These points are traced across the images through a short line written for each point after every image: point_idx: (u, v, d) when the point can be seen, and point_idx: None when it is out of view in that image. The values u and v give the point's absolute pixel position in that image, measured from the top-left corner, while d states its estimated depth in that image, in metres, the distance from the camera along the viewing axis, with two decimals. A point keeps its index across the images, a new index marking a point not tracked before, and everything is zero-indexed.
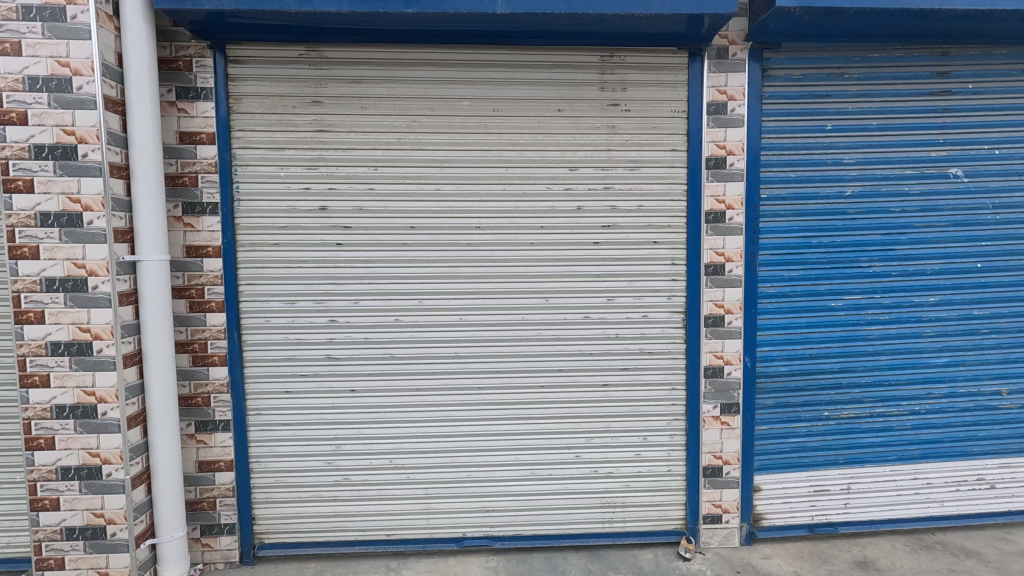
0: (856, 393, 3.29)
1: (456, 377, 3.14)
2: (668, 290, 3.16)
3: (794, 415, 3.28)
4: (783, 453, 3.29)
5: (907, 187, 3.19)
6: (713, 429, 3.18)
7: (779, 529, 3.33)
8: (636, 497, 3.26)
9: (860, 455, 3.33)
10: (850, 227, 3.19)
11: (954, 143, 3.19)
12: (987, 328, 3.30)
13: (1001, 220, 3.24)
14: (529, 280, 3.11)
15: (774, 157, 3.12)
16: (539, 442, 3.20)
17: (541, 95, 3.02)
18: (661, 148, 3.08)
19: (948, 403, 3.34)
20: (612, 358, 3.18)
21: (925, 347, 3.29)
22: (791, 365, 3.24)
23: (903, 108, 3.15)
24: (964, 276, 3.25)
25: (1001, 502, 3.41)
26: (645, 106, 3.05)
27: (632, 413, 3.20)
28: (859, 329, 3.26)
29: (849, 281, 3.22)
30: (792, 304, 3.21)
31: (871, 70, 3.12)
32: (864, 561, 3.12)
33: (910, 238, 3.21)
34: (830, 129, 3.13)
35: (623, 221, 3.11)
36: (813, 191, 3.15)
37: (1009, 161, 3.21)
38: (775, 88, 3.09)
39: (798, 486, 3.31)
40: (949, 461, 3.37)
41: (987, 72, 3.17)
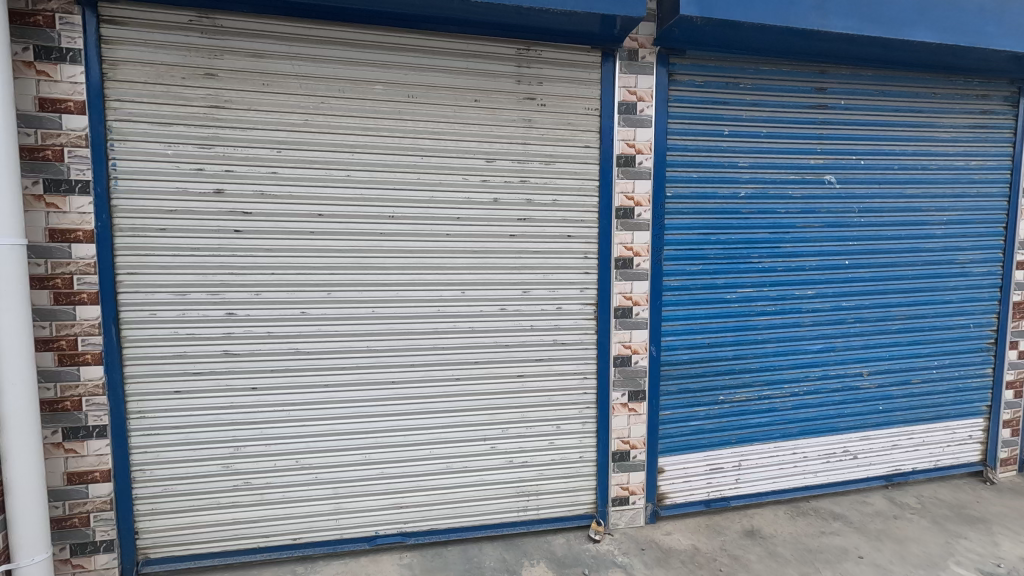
0: (747, 377, 3.60)
1: (368, 371, 3.03)
2: (581, 283, 3.25)
3: (694, 399, 3.52)
4: (684, 435, 3.53)
5: (791, 190, 3.52)
6: (622, 416, 3.34)
7: (679, 507, 3.57)
8: (549, 484, 3.34)
9: (749, 434, 3.65)
10: (743, 226, 3.47)
11: (830, 153, 3.56)
12: (853, 317, 3.74)
13: (865, 222, 3.67)
14: (445, 272, 3.07)
15: (678, 157, 3.31)
16: (454, 435, 3.17)
17: (457, 84, 2.97)
18: (575, 144, 3.15)
19: (821, 384, 3.74)
20: (527, 349, 3.22)
21: (803, 335, 3.66)
22: (692, 353, 3.48)
23: (789, 118, 3.46)
24: (836, 272, 3.66)
25: (862, 470, 3.89)
26: (561, 102, 3.11)
27: (546, 403, 3.28)
28: (750, 319, 3.56)
29: (742, 275, 3.50)
30: (693, 296, 3.44)
31: (762, 81, 3.39)
32: (751, 530, 3.44)
33: (793, 236, 3.55)
34: (727, 134, 3.37)
35: (538, 214, 3.15)
36: (712, 191, 3.39)
37: (873, 170, 3.65)
38: (680, 92, 3.27)
39: (697, 466, 3.57)
40: (822, 436, 3.78)
41: (857, 90, 3.56)
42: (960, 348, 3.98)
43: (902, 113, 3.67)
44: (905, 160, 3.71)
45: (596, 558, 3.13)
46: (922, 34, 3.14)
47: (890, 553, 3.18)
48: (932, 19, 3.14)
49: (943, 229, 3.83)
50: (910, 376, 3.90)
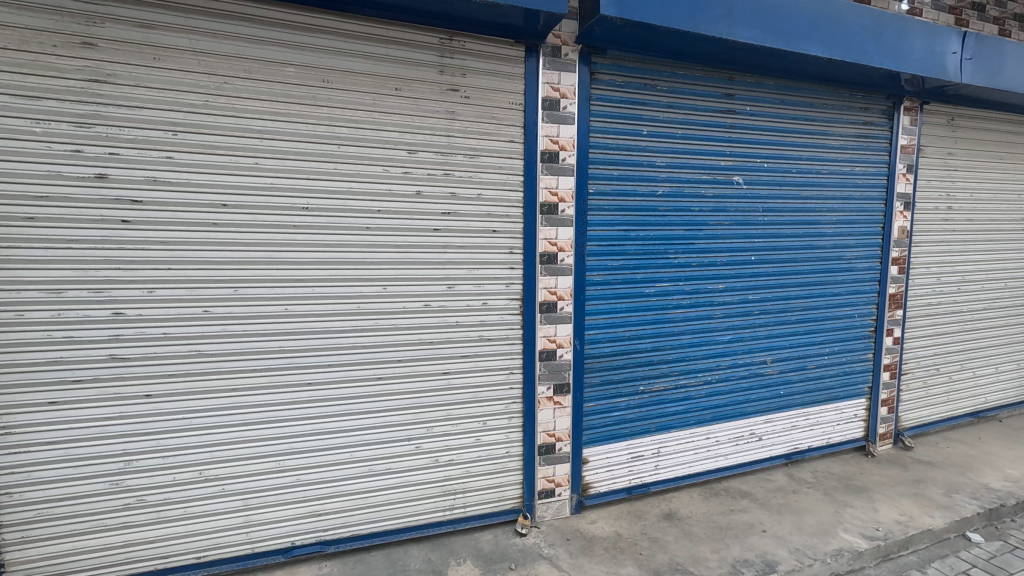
0: (665, 367, 3.77)
1: (282, 373, 2.84)
2: (506, 278, 3.24)
3: (616, 390, 3.64)
4: (607, 426, 3.63)
5: (703, 190, 3.72)
6: (547, 409, 3.38)
7: (603, 495, 3.67)
8: (476, 481, 3.31)
9: (667, 422, 3.82)
10: (661, 223, 3.62)
11: (737, 156, 3.80)
12: (758, 309, 4.02)
13: (768, 220, 3.96)
14: (365, 267, 2.94)
15: (600, 155, 3.39)
16: (376, 436, 3.06)
17: (376, 71, 2.85)
18: (499, 138, 3.13)
19: (731, 372, 4.00)
20: (452, 346, 3.17)
21: (715, 326, 3.90)
22: (614, 346, 3.58)
23: (701, 121, 3.65)
24: (743, 267, 3.92)
25: (766, 450, 4.21)
26: (484, 95, 3.07)
27: (472, 400, 3.24)
28: (668, 312, 3.73)
29: (659, 270, 3.65)
30: (614, 290, 3.54)
31: (678, 84, 3.55)
32: (669, 513, 3.61)
33: (705, 234, 3.76)
34: (645, 134, 3.49)
35: (463, 208, 3.10)
36: (631, 189, 3.50)
37: (775, 173, 3.94)
38: (601, 91, 3.35)
39: (619, 455, 3.69)
40: (732, 420, 4.04)
41: (760, 97, 3.83)
42: (847, 336, 4.41)
43: (799, 121, 3.99)
44: (802, 164, 4.04)
45: (522, 552, 3.14)
46: (815, 48, 3.42)
47: (789, 525, 3.46)
48: (823, 35, 3.44)
49: (833, 228, 4.22)
50: (806, 362, 4.26)
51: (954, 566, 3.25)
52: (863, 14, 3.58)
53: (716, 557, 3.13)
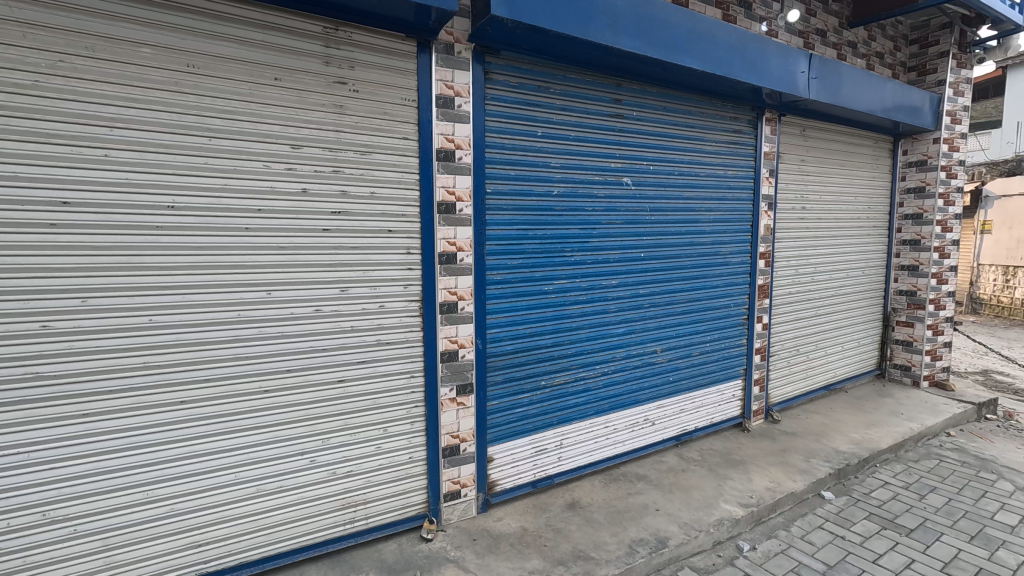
0: (565, 362, 3.90)
1: (147, 393, 2.52)
2: (404, 279, 3.15)
3: (518, 387, 3.69)
4: (511, 423, 3.68)
5: (596, 190, 3.88)
6: (450, 411, 3.34)
7: (508, 492, 3.72)
8: (378, 491, 3.19)
9: (568, 414, 3.96)
10: (557, 222, 3.72)
11: (626, 158, 4.02)
12: (648, 302, 4.30)
13: (655, 219, 4.24)
14: (246, 270, 2.71)
15: (496, 155, 3.41)
16: (265, 453, 2.83)
17: (252, 58, 2.62)
18: (393, 135, 3.03)
19: (626, 362, 4.23)
20: (347, 352, 3.02)
21: (610, 320, 4.10)
22: (516, 343, 3.64)
23: (592, 124, 3.81)
24: (634, 263, 4.16)
25: (659, 433, 4.52)
26: (375, 90, 2.95)
27: (371, 407, 3.11)
28: (566, 309, 3.85)
29: (557, 268, 3.76)
30: (514, 288, 3.59)
31: (569, 88, 3.67)
32: (572, 502, 3.74)
33: (599, 232, 3.94)
34: (540, 135, 3.57)
35: (355, 207, 2.96)
36: (528, 189, 3.57)
37: (660, 174, 4.22)
38: (496, 91, 3.37)
39: (523, 450, 3.75)
40: (628, 408, 4.29)
41: (645, 103, 4.07)
42: (725, 324, 4.85)
43: (679, 127, 4.30)
44: (683, 166, 4.36)
45: (428, 558, 3.08)
46: (689, 60, 3.71)
47: (679, 502, 3.74)
48: (697, 49, 3.74)
49: (711, 226, 4.62)
50: (691, 350, 4.63)
51: (812, 523, 3.72)
52: (730, 32, 3.94)
53: (615, 540, 3.30)
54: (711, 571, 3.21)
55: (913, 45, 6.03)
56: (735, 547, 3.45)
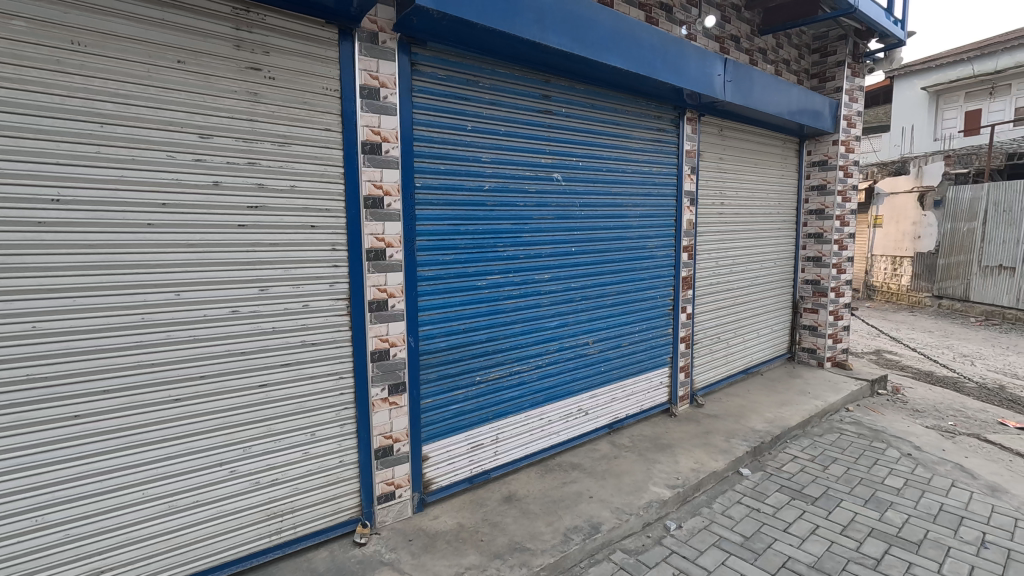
0: (499, 356, 3.91)
1: (34, 408, 2.27)
2: (330, 277, 3.03)
3: (453, 384, 3.66)
4: (446, 420, 3.65)
5: (527, 186, 3.91)
6: (382, 411, 3.25)
7: (444, 489, 3.69)
8: (306, 498, 3.06)
9: (504, 408, 3.98)
10: (489, 217, 3.72)
11: (556, 154, 4.07)
12: (580, 295, 4.40)
13: (585, 214, 4.34)
14: (151, 270, 2.49)
15: (425, 149, 3.35)
16: (179, 466, 2.63)
17: (150, 37, 2.40)
18: (314, 125, 2.88)
19: (559, 354, 4.32)
20: (269, 354, 2.86)
21: (543, 314, 4.16)
22: (449, 340, 3.60)
23: (522, 119, 3.83)
24: (565, 258, 4.24)
25: (592, 422, 4.65)
26: (292, 77, 2.79)
27: (296, 411, 2.97)
28: (499, 303, 3.86)
29: (489, 263, 3.76)
30: (447, 284, 3.55)
31: (499, 82, 3.66)
32: (508, 495, 3.77)
33: (530, 227, 3.97)
34: (470, 129, 3.54)
35: (273, 202, 2.80)
36: (459, 183, 3.53)
37: (589, 170, 4.32)
38: (423, 83, 3.30)
39: (459, 447, 3.74)
40: (562, 399, 4.38)
41: (573, 100, 4.15)
42: (652, 315, 5.06)
43: (606, 124, 4.42)
44: (610, 163, 4.49)
45: (362, 562, 2.99)
46: (614, 59, 3.82)
47: (610, 488, 3.87)
48: (621, 48, 3.86)
49: (638, 221, 4.80)
50: (621, 341, 4.80)
51: (731, 499, 3.98)
52: (653, 33, 4.09)
53: (550, 529, 3.37)
54: (640, 552, 3.36)
55: (815, 54, 6.54)
56: (663, 527, 3.62)
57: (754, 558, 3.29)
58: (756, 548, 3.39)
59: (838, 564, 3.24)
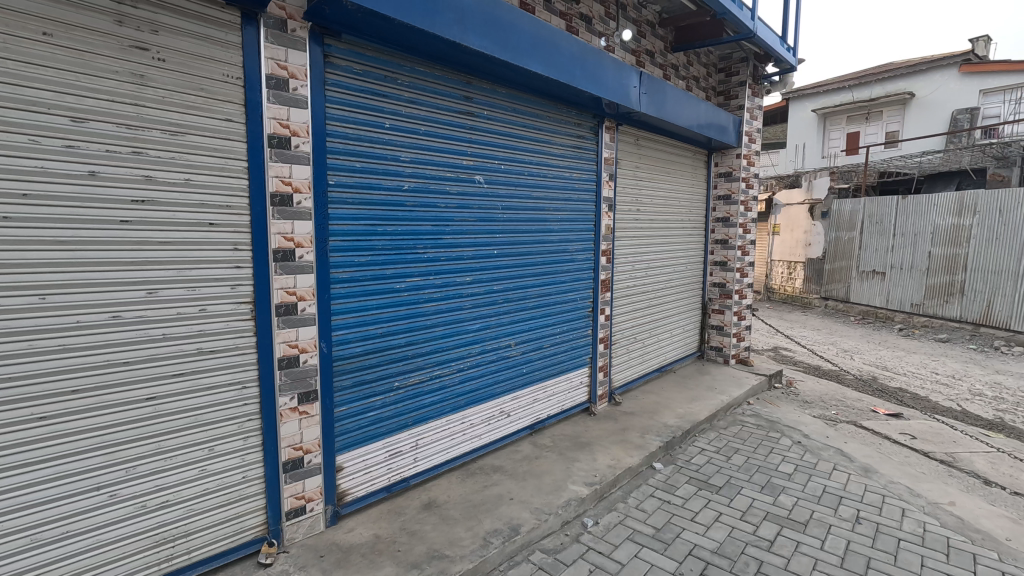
0: (419, 360, 3.83)
1: None
2: (232, 279, 2.81)
3: (369, 390, 3.53)
4: (362, 428, 3.51)
5: (448, 186, 3.86)
6: (291, 421, 3.06)
7: (360, 500, 3.55)
8: (202, 520, 2.80)
9: (424, 413, 3.90)
10: (408, 218, 3.63)
11: (478, 156, 4.06)
12: (502, 298, 4.42)
13: (507, 217, 4.36)
14: (9, 269, 2.18)
15: (339, 145, 3.20)
16: (45, 493, 2.32)
17: (8, 3, 2.10)
18: (212, 114, 2.65)
19: (481, 357, 4.30)
20: (159, 364, 2.59)
21: (466, 317, 4.13)
22: (365, 345, 3.47)
23: (443, 120, 3.77)
24: (487, 261, 4.24)
25: (513, 424, 4.68)
26: (187, 61, 2.56)
27: (191, 425, 2.72)
28: (419, 306, 3.78)
29: (409, 265, 3.67)
30: (363, 287, 3.41)
31: (418, 81, 3.58)
32: (428, 502, 3.69)
33: (452, 229, 3.93)
34: (388, 127, 3.44)
35: (165, 196, 2.55)
36: (376, 182, 3.42)
37: (511, 174, 4.35)
38: (337, 76, 3.16)
39: (376, 455, 3.61)
40: (484, 402, 4.36)
41: (495, 103, 4.16)
42: (572, 316, 5.19)
43: (528, 129, 4.47)
44: (532, 167, 4.55)
45: None
46: (535, 65, 3.88)
47: (531, 489, 3.91)
48: (541, 55, 3.92)
49: (559, 225, 4.90)
50: (543, 342, 4.88)
51: (645, 493, 4.17)
52: (572, 43, 4.20)
53: (469, 534, 3.34)
54: (558, 550, 3.42)
55: (721, 73, 7.03)
56: (580, 524, 3.71)
57: (664, 548, 3.45)
58: (666, 538, 3.57)
59: (737, 548, 3.48)
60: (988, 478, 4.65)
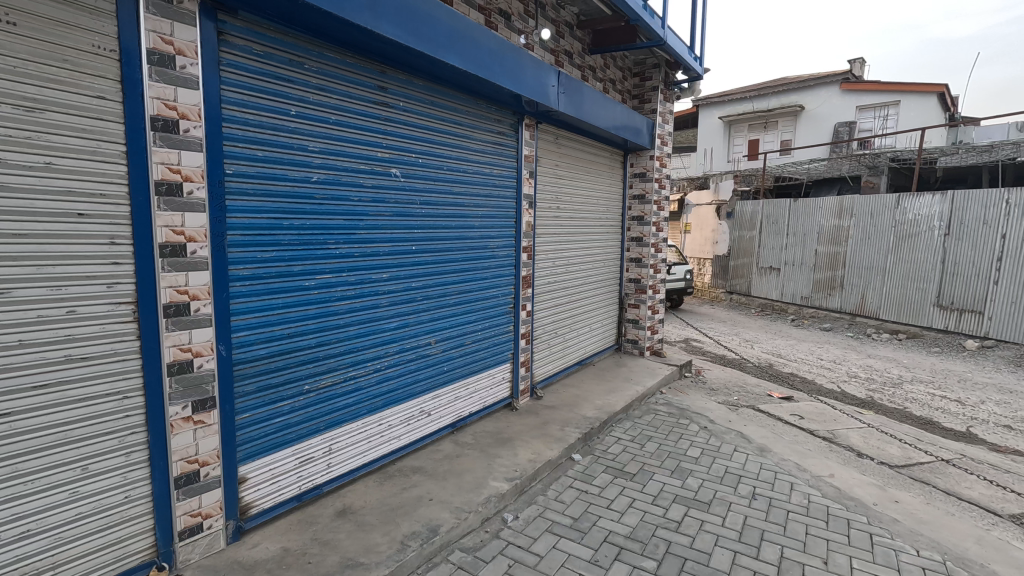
0: (332, 362, 3.65)
1: None
2: (108, 277, 2.50)
3: (275, 395, 3.31)
4: (268, 435, 3.28)
5: (362, 179, 3.71)
6: (184, 432, 2.78)
7: (267, 512, 3.33)
8: (73, 550, 2.49)
9: (338, 417, 3.73)
10: (318, 211, 3.44)
11: (394, 149, 3.93)
12: (421, 295, 4.32)
13: (425, 213, 4.27)
14: None
15: (236, 131, 2.96)
16: None
17: None
18: (80, 90, 2.35)
19: (399, 356, 4.18)
20: (16, 374, 2.27)
21: (382, 315, 3.99)
22: (270, 347, 3.24)
23: (355, 109, 3.61)
24: (405, 257, 4.12)
25: (434, 422, 4.60)
26: (45, 27, 2.24)
27: (59, 443, 2.40)
28: (331, 305, 3.60)
29: (319, 262, 3.48)
30: (267, 285, 3.19)
31: (327, 67, 3.39)
32: (342, 509, 3.54)
33: (366, 224, 3.77)
34: (293, 115, 3.23)
35: (20, 181, 2.23)
36: (281, 173, 3.20)
37: (429, 169, 4.25)
38: (234, 56, 2.91)
39: (284, 463, 3.40)
40: (402, 402, 4.25)
41: (412, 95, 4.04)
42: (493, 313, 5.19)
43: (447, 123, 4.40)
44: (451, 162, 4.48)
45: None
46: (452, 58, 3.82)
47: (451, 488, 3.87)
48: (458, 48, 3.87)
49: (479, 221, 4.87)
50: (463, 340, 4.83)
51: (564, 484, 4.26)
52: (490, 38, 4.18)
53: (386, 539, 3.23)
54: (477, 548, 3.41)
55: (635, 77, 7.33)
56: (500, 520, 3.73)
57: (581, 537, 3.55)
58: (583, 527, 3.68)
59: (648, 531, 3.65)
60: (860, 451, 5.24)
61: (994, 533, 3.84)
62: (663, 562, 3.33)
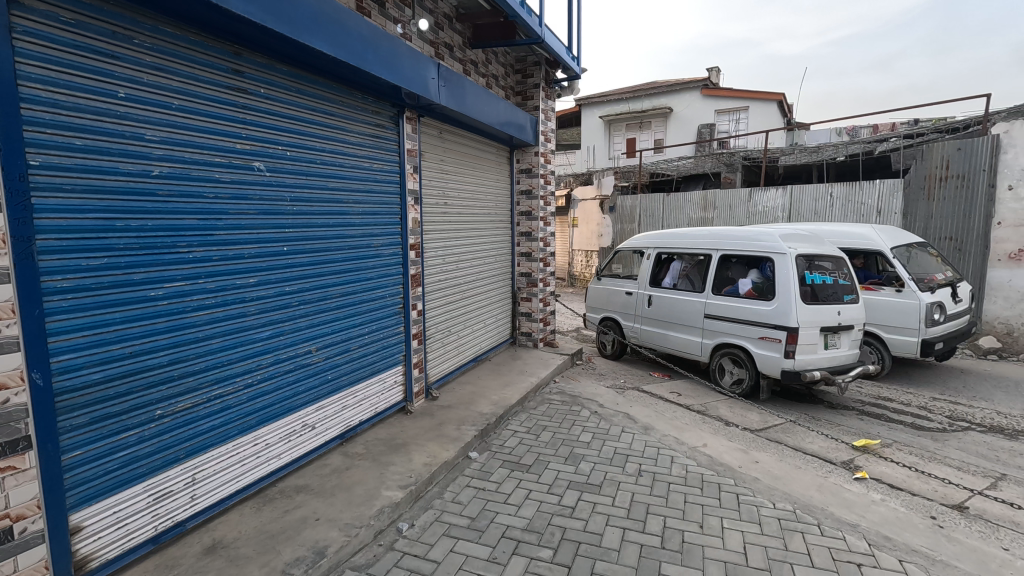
0: (191, 381, 3.22)
1: None
2: None
3: (116, 426, 2.84)
4: (110, 474, 2.81)
5: (218, 174, 3.29)
6: None
7: (113, 562, 2.85)
8: None
9: (201, 443, 3.30)
10: (163, 210, 2.99)
11: (255, 140, 3.54)
12: (297, 300, 3.97)
13: (296, 211, 3.91)
14: None
15: (44, 115, 2.46)
16: None
17: None
18: None
19: (274, 368, 3.82)
20: None
21: (250, 325, 3.60)
22: (108, 370, 2.77)
23: (204, 94, 3.19)
24: (275, 260, 3.75)
25: (320, 436, 4.28)
26: None
27: None
28: (186, 317, 3.16)
29: (168, 268, 3.04)
30: (97, 298, 2.70)
31: (164, 44, 2.95)
32: (212, 544, 3.15)
33: (227, 224, 3.37)
34: (123, 97, 2.77)
35: None
36: (109, 166, 2.73)
37: (299, 162, 3.91)
38: (32, 23, 2.40)
39: (134, 502, 2.94)
40: (280, 419, 3.88)
41: (273, 81, 3.68)
42: (381, 314, 4.95)
43: (318, 113, 4.08)
44: (325, 156, 4.17)
45: None
46: (319, 44, 3.54)
47: (340, 504, 3.62)
48: (326, 32, 3.59)
49: (360, 219, 4.61)
50: (349, 345, 4.55)
51: (461, 485, 4.20)
52: (362, 24, 3.94)
53: (264, 571, 2.93)
54: (370, 565, 3.22)
55: (518, 74, 7.41)
56: (394, 531, 3.56)
57: (478, 537, 3.51)
58: (480, 526, 3.64)
59: (544, 520, 3.72)
60: (728, 420, 5.82)
61: (830, 479, 4.49)
62: (559, 549, 3.41)
